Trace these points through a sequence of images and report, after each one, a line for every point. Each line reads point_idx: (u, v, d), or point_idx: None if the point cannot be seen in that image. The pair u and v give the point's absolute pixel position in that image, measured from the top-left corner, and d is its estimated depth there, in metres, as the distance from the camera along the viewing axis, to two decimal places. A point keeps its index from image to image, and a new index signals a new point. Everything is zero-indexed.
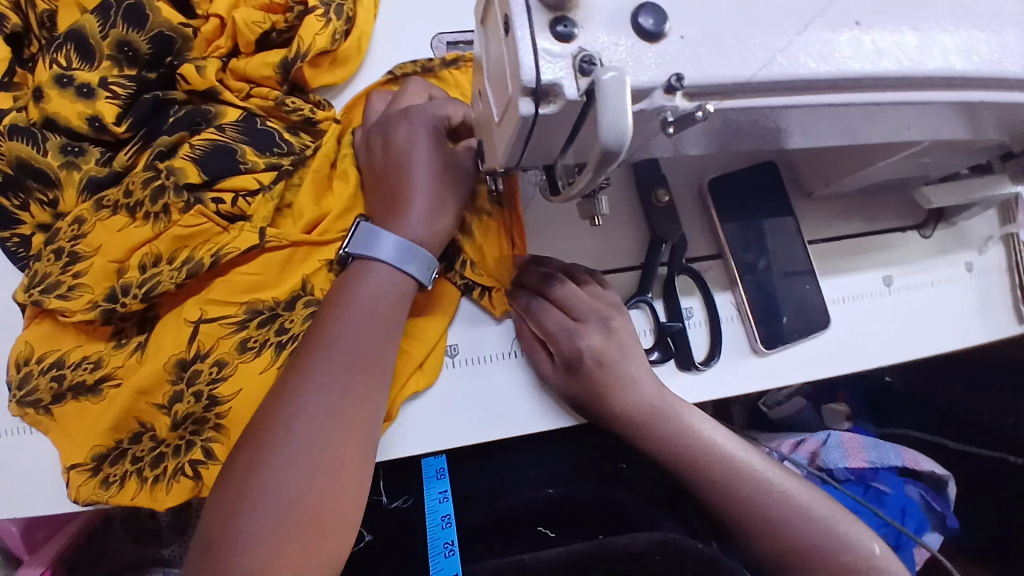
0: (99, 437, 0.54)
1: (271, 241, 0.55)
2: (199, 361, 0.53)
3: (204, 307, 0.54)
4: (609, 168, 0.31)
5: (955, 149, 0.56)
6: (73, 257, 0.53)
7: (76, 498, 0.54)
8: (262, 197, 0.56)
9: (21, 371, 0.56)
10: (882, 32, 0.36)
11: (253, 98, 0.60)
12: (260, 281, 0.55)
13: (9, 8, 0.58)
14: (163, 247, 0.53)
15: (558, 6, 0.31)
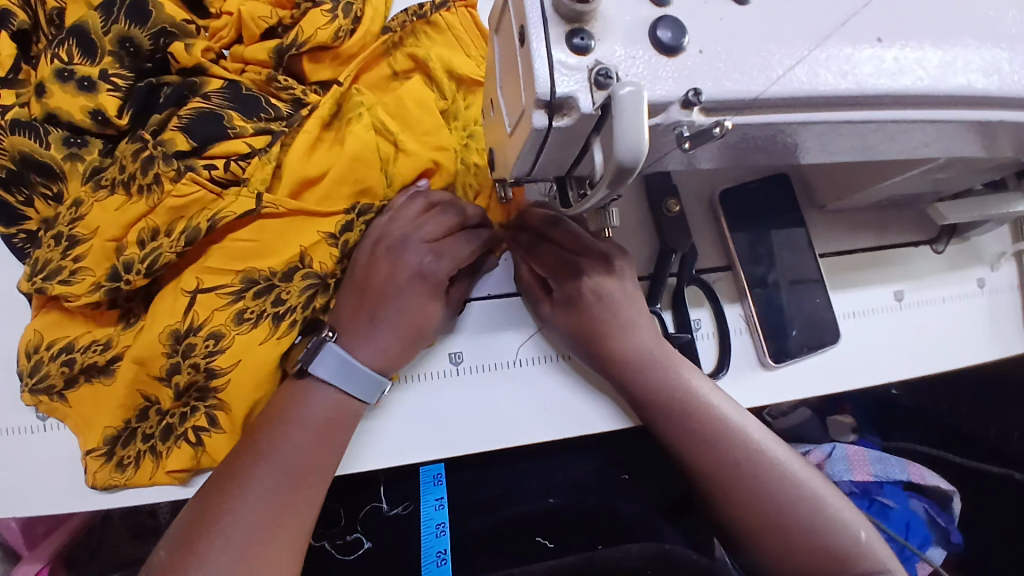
0: (112, 416, 0.55)
1: (266, 207, 0.52)
2: (193, 334, 0.52)
3: (200, 277, 0.52)
4: (624, 184, 0.30)
5: (973, 165, 0.56)
6: (72, 241, 0.52)
7: (93, 484, 0.55)
8: (258, 160, 0.52)
9: (31, 359, 0.56)
10: (904, 48, 0.35)
11: (247, 73, 0.57)
12: (256, 247, 0.53)
13: (19, 6, 0.58)
14: (160, 219, 0.51)
15: (575, 18, 0.30)
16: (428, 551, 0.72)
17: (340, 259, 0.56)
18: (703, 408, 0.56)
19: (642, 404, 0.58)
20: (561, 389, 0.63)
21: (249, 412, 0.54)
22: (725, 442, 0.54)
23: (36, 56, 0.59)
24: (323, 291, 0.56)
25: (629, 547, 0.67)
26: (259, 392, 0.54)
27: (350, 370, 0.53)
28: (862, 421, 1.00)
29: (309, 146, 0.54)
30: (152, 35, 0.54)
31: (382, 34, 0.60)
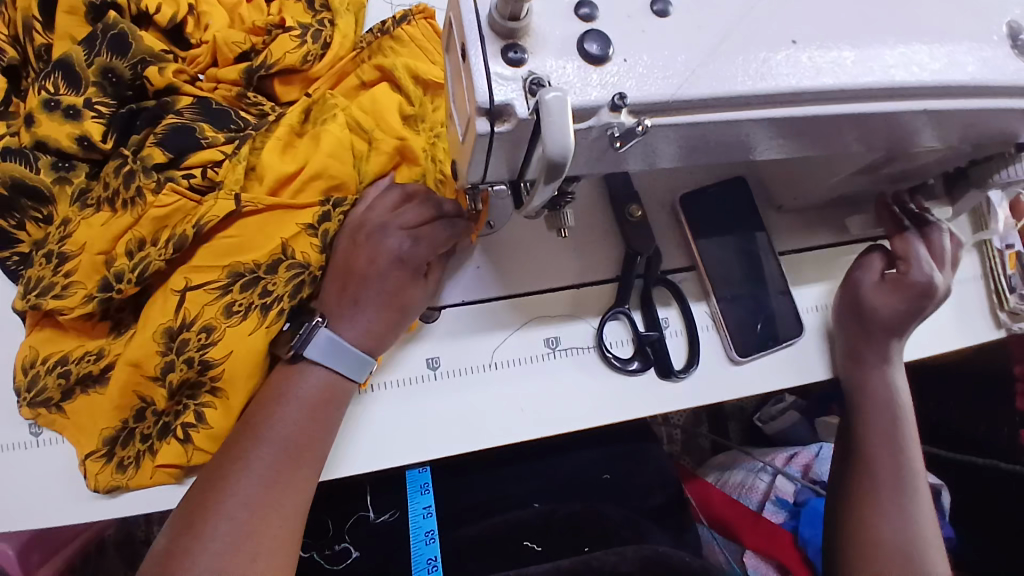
0: (109, 418, 0.57)
1: (246, 207, 0.56)
2: (186, 330, 0.55)
3: (188, 276, 0.55)
4: (558, 179, 0.34)
5: (916, 156, 0.59)
6: (61, 258, 0.55)
7: (95, 487, 0.58)
8: (229, 163, 0.56)
9: (28, 375, 0.58)
10: (818, 49, 0.39)
11: (219, 90, 0.61)
12: (239, 243, 0.56)
13: (9, 44, 0.62)
14: (145, 230, 0.55)
15: (508, 35, 0.34)
16: (417, 561, 0.73)
17: (322, 248, 0.59)
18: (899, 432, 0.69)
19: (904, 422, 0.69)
20: (539, 388, 0.66)
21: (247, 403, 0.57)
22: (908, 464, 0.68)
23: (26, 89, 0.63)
24: (309, 279, 0.58)
25: (624, 550, 0.69)
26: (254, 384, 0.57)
27: (335, 349, 0.56)
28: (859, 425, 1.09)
29: (280, 149, 0.58)
30: (132, 64, 0.57)
31: (353, 54, 0.64)
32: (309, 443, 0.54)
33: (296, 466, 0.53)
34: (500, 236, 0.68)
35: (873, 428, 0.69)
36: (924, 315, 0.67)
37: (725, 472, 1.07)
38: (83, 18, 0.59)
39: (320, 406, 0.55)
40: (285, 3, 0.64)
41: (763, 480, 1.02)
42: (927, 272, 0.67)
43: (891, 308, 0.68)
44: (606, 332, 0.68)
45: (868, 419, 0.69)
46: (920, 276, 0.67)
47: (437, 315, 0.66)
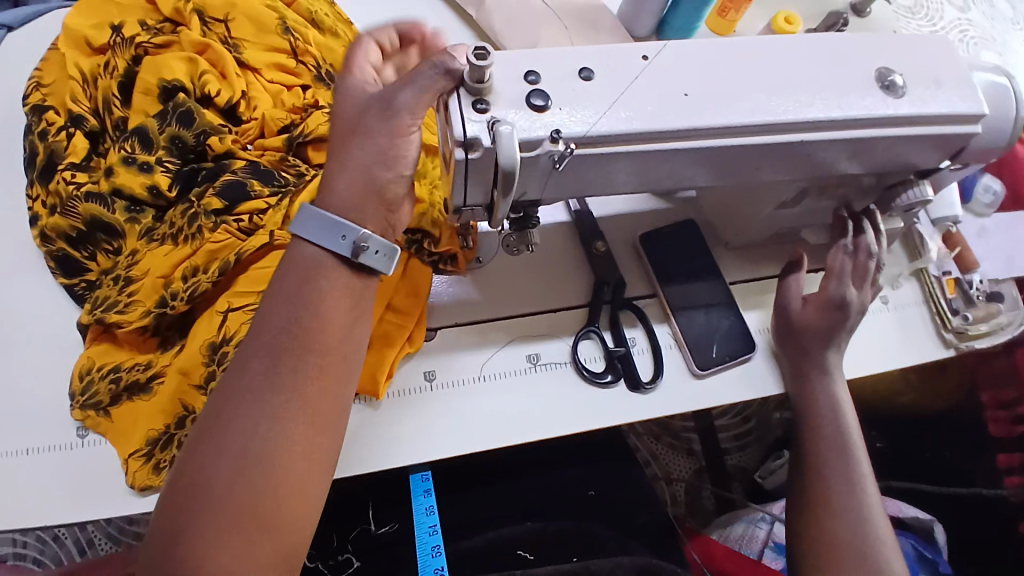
0: (151, 422, 0.67)
1: (279, 241, 0.68)
2: (226, 344, 0.66)
3: (231, 300, 0.67)
4: (513, 186, 0.50)
5: (825, 189, 0.73)
6: (128, 281, 0.69)
7: (132, 483, 0.67)
8: (270, 211, 0.70)
9: (83, 380, 0.70)
10: (703, 97, 0.53)
11: (267, 154, 0.77)
12: (272, 272, 0.68)
13: (91, 114, 0.80)
14: (199, 260, 0.68)
15: (477, 93, 0.49)
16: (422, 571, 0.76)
17: None
18: (841, 433, 0.75)
19: (846, 423, 0.75)
20: (523, 398, 0.76)
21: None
22: (855, 462, 0.73)
23: (101, 150, 0.79)
24: None
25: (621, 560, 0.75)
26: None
27: (325, 224, 0.56)
28: None
29: (311, 198, 0.72)
30: (195, 133, 0.73)
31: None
32: (294, 344, 0.55)
33: (283, 371, 0.54)
34: (488, 268, 0.81)
35: (820, 434, 0.75)
36: (846, 326, 0.77)
37: (725, 528, 1.12)
38: (156, 98, 0.76)
39: (301, 301, 0.56)
40: (317, 89, 0.82)
41: (762, 528, 1.09)
42: (839, 290, 0.76)
43: (819, 323, 0.77)
44: (580, 349, 0.79)
45: (817, 424, 0.76)
46: (831, 295, 0.77)
47: (435, 335, 0.77)
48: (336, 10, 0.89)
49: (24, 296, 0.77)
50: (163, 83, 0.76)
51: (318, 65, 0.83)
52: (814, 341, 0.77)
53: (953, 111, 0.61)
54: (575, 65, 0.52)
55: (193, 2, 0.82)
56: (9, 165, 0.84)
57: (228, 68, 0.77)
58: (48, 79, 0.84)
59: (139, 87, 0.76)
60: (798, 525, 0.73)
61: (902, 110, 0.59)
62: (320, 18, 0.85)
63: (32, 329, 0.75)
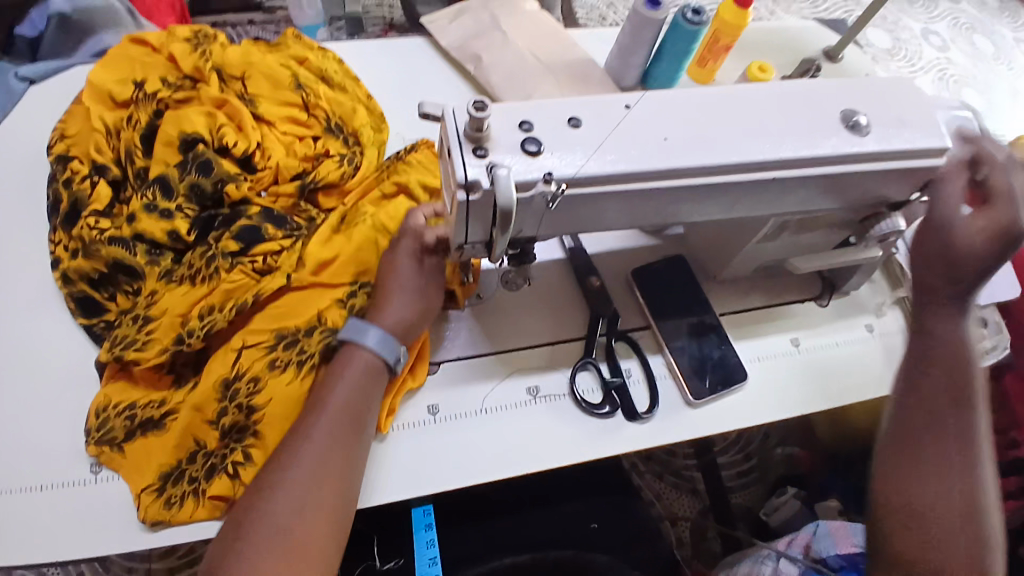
0: (165, 456, 0.69)
1: (293, 282, 0.74)
2: (239, 380, 0.69)
3: (245, 338, 0.71)
4: (510, 224, 0.54)
5: (804, 222, 0.78)
6: (147, 320, 0.73)
7: (143, 519, 0.68)
8: (285, 253, 0.75)
9: (99, 417, 0.72)
10: (682, 141, 0.59)
11: (282, 199, 0.84)
12: (286, 311, 0.73)
13: (114, 164, 0.85)
14: (215, 299, 0.72)
15: (476, 141, 0.54)
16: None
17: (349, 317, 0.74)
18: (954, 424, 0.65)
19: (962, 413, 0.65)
20: (523, 428, 0.78)
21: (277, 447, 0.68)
22: (963, 460, 0.64)
23: (123, 198, 0.84)
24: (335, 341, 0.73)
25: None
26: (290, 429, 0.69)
27: (380, 335, 0.69)
28: (848, 504, 1.19)
29: (324, 239, 0.77)
30: (214, 182, 0.79)
31: (377, 173, 0.87)
32: (355, 408, 0.66)
33: (343, 429, 0.65)
34: (488, 303, 0.85)
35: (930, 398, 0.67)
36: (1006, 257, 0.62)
37: (733, 566, 1.10)
38: (176, 149, 0.82)
39: (361, 376, 0.68)
40: (327, 139, 0.87)
41: (768, 566, 1.05)
42: (1011, 207, 0.61)
43: (985, 248, 0.62)
44: (578, 380, 0.82)
45: (918, 379, 0.68)
46: (1007, 214, 0.61)
47: (438, 368, 0.80)
48: (345, 67, 0.96)
49: (40, 335, 0.79)
50: (183, 135, 0.82)
51: (328, 117, 0.89)
52: (954, 287, 0.66)
53: (915, 147, 0.66)
54: (565, 114, 0.58)
55: (213, 61, 0.89)
56: (29, 211, 0.88)
57: (245, 122, 0.84)
58: (71, 130, 0.90)
59: (161, 138, 0.82)
60: (894, 494, 0.64)
61: (867, 147, 0.64)
62: (331, 75, 0.92)
63: (48, 367, 0.78)
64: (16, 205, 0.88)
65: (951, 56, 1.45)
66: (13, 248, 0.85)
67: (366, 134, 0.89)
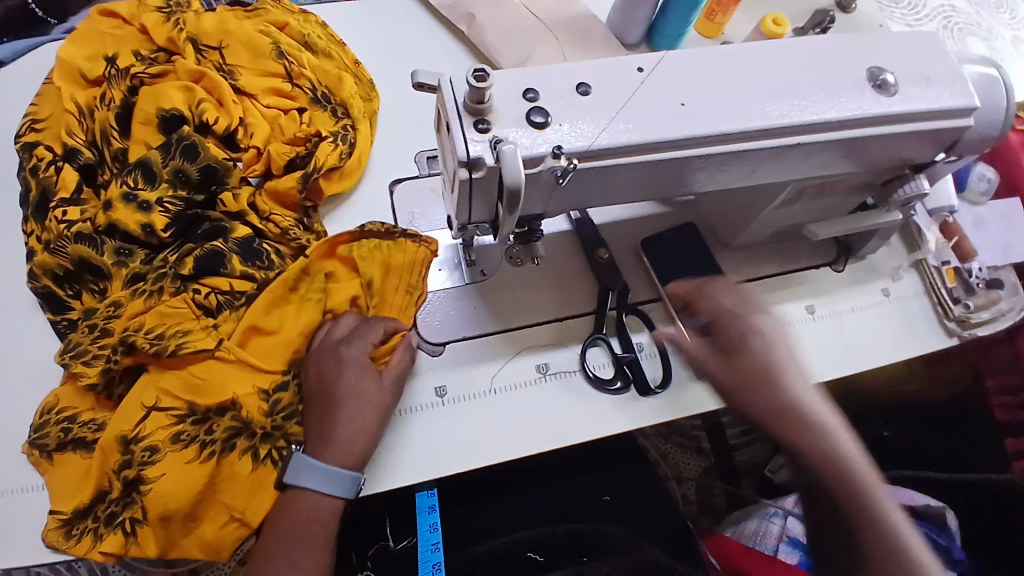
0: (83, 492, 0.68)
1: (221, 351, 0.68)
2: (135, 442, 0.65)
3: (158, 397, 0.67)
4: (518, 202, 0.50)
5: (825, 187, 0.74)
6: (102, 332, 0.71)
7: (43, 543, 0.67)
8: (230, 316, 0.71)
9: (42, 418, 0.72)
10: (702, 106, 0.55)
11: (273, 219, 0.78)
12: (200, 384, 0.67)
13: (88, 148, 0.80)
14: (149, 321, 0.69)
15: (477, 113, 0.49)
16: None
17: (268, 411, 0.69)
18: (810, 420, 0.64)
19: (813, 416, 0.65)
20: (533, 410, 0.76)
21: (163, 517, 0.65)
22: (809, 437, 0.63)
23: (98, 181, 0.80)
24: (246, 434, 0.68)
25: (617, 561, 0.75)
26: (182, 507, 0.65)
27: (323, 472, 0.67)
28: None
29: (269, 304, 0.71)
30: (200, 167, 0.75)
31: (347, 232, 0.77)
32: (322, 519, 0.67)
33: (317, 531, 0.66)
34: (493, 280, 0.81)
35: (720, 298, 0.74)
36: None
37: (738, 524, 1.09)
38: (155, 128, 0.78)
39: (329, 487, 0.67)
40: (314, 112, 0.82)
41: (774, 524, 1.06)
42: None
43: None
44: (589, 356, 0.79)
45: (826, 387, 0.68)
46: None
47: (442, 349, 0.78)
48: (329, 32, 0.90)
49: (31, 332, 0.77)
50: (162, 113, 0.78)
51: (313, 87, 0.84)
52: None
53: (941, 108, 0.62)
54: (572, 80, 0.53)
55: (187, 32, 0.83)
56: (6, 200, 0.84)
57: (226, 97, 0.79)
58: (43, 114, 0.84)
59: (139, 117, 0.78)
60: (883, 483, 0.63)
61: (893, 109, 0.60)
62: (315, 40, 0.86)
63: (44, 364, 0.76)
64: None
65: (954, 3, 1.36)
66: None
67: (356, 107, 0.84)
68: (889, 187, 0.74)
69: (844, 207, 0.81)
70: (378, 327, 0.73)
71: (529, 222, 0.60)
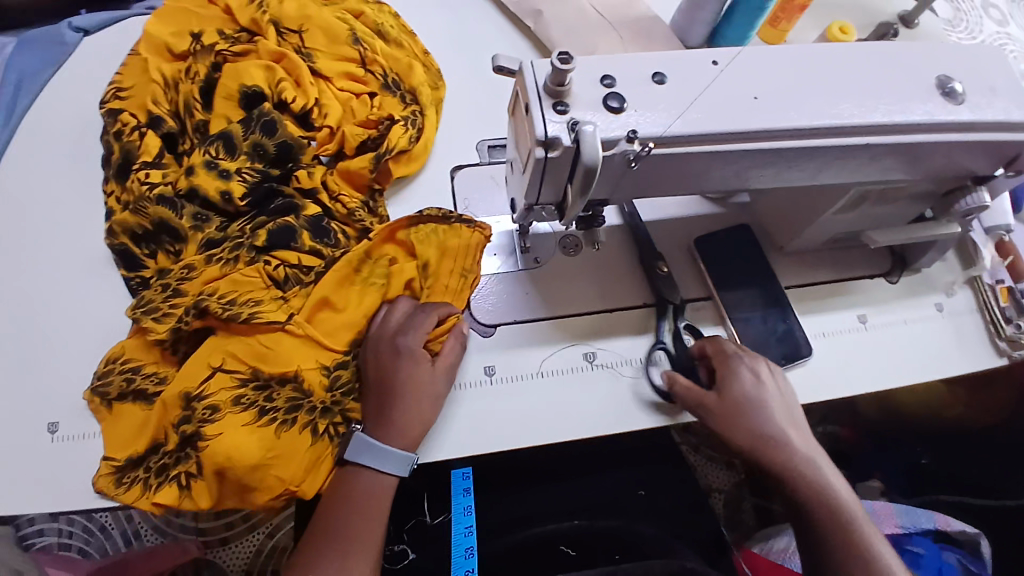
0: (142, 441, 0.71)
1: (291, 325, 0.71)
2: (199, 400, 0.68)
3: (224, 360, 0.70)
4: (592, 182, 0.51)
5: (886, 194, 0.74)
6: (173, 292, 0.74)
7: (96, 487, 0.71)
8: (300, 293, 0.73)
9: (107, 366, 0.75)
10: (775, 101, 0.55)
11: (340, 201, 0.81)
12: (267, 353, 0.70)
13: (172, 118, 0.85)
14: (222, 287, 0.72)
15: (557, 95, 0.52)
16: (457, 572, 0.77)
17: (328, 386, 0.72)
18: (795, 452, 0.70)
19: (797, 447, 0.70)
20: (578, 397, 0.77)
21: (218, 472, 0.67)
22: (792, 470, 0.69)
23: (179, 150, 0.85)
24: (305, 407, 0.70)
25: (651, 563, 0.68)
26: (238, 469, 0.66)
27: (379, 451, 0.69)
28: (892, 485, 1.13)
29: (337, 283, 0.74)
30: (277, 142, 0.80)
31: (407, 218, 0.78)
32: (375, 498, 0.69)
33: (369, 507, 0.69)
34: (545, 268, 0.83)
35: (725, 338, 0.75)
36: None
37: (767, 540, 1.02)
38: (237, 103, 0.83)
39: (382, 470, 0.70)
40: (383, 97, 0.86)
41: None
42: None
43: None
44: (637, 350, 0.80)
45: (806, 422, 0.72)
46: None
47: (494, 331, 0.80)
48: (400, 21, 0.94)
49: (106, 285, 0.82)
50: (244, 90, 0.82)
51: (385, 74, 0.87)
52: None
53: (1012, 120, 0.61)
54: (648, 70, 0.55)
55: (270, 14, 0.87)
56: (89, 162, 0.89)
57: (303, 77, 0.83)
58: (127, 84, 0.89)
59: (222, 92, 0.83)
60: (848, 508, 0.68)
61: (962, 117, 0.60)
62: (387, 29, 0.90)
63: (117, 318, 0.81)
64: (77, 154, 0.89)
65: None
66: (75, 199, 0.87)
67: (425, 94, 0.87)
68: (951, 198, 0.73)
69: (903, 216, 0.80)
70: (432, 314, 0.74)
71: (593, 205, 0.62)
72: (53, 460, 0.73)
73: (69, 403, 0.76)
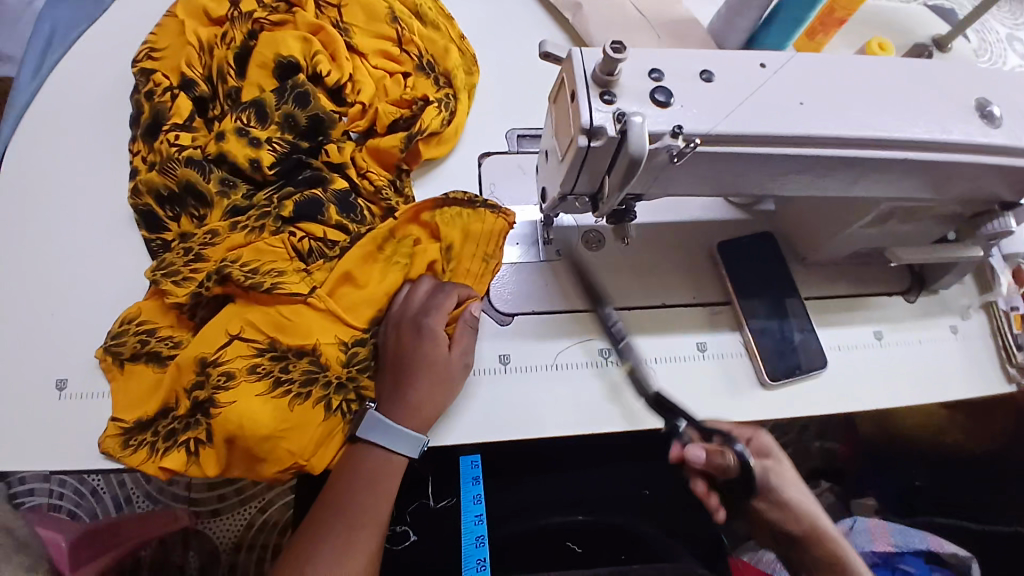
0: (153, 404, 0.71)
1: (313, 298, 0.71)
2: (214, 366, 0.68)
3: (243, 328, 0.69)
4: (637, 173, 0.51)
5: (913, 212, 0.74)
6: (195, 257, 0.74)
7: (102, 447, 0.71)
8: (323, 266, 0.73)
9: (122, 327, 0.75)
10: (820, 108, 0.55)
11: (367, 177, 0.81)
12: (287, 324, 0.70)
13: (204, 82, 0.85)
14: (246, 255, 0.72)
15: (605, 85, 0.51)
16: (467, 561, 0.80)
17: (344, 362, 0.72)
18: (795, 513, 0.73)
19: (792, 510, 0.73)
20: (591, 391, 0.77)
21: (228, 440, 0.67)
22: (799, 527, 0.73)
23: (209, 115, 0.84)
24: (321, 381, 0.70)
25: None
26: (248, 438, 0.66)
27: (390, 430, 0.69)
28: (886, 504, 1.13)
29: (361, 258, 0.74)
30: (309, 115, 0.80)
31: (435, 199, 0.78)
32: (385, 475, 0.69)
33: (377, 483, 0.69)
34: (565, 261, 0.82)
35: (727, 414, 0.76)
36: None
37: None
38: (270, 72, 0.82)
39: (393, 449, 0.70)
40: (417, 77, 0.86)
41: None
42: None
43: None
44: (651, 349, 0.80)
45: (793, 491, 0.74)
46: None
47: (510, 320, 0.80)
48: (439, 4, 0.93)
49: (127, 245, 0.82)
50: (279, 59, 0.82)
51: (420, 54, 0.87)
52: None
53: None
54: (696, 67, 0.55)
55: None
56: (117, 121, 0.89)
57: (340, 52, 0.83)
58: (161, 45, 0.88)
59: (256, 59, 0.82)
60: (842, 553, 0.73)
61: (1000, 139, 0.60)
62: (425, 10, 0.90)
63: (136, 279, 0.80)
64: (105, 113, 0.89)
65: None
66: (100, 157, 0.86)
67: (459, 78, 0.87)
68: (978, 220, 0.73)
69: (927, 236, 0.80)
70: (454, 298, 0.74)
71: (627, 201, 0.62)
72: (64, 415, 0.73)
73: (83, 360, 0.76)
